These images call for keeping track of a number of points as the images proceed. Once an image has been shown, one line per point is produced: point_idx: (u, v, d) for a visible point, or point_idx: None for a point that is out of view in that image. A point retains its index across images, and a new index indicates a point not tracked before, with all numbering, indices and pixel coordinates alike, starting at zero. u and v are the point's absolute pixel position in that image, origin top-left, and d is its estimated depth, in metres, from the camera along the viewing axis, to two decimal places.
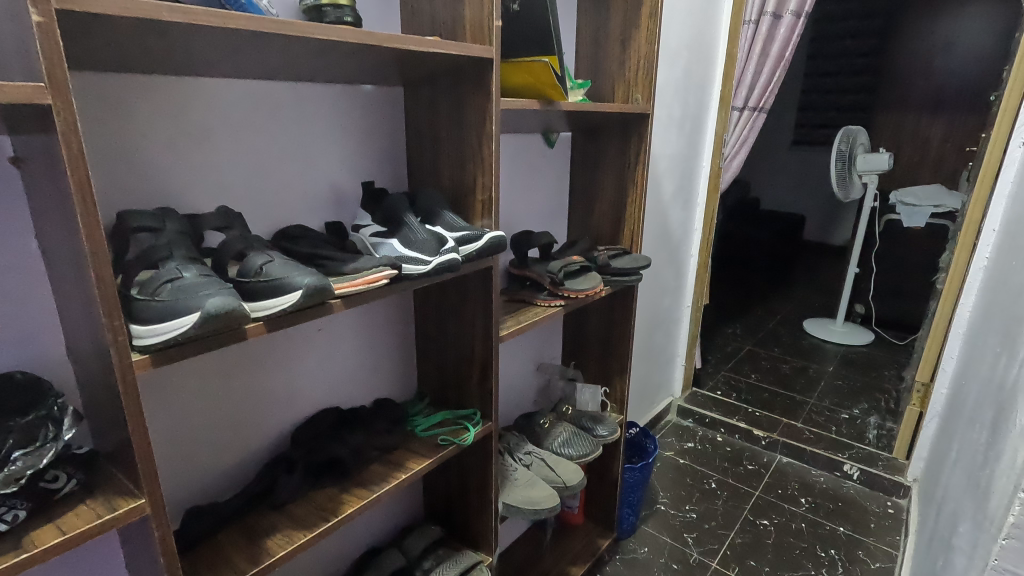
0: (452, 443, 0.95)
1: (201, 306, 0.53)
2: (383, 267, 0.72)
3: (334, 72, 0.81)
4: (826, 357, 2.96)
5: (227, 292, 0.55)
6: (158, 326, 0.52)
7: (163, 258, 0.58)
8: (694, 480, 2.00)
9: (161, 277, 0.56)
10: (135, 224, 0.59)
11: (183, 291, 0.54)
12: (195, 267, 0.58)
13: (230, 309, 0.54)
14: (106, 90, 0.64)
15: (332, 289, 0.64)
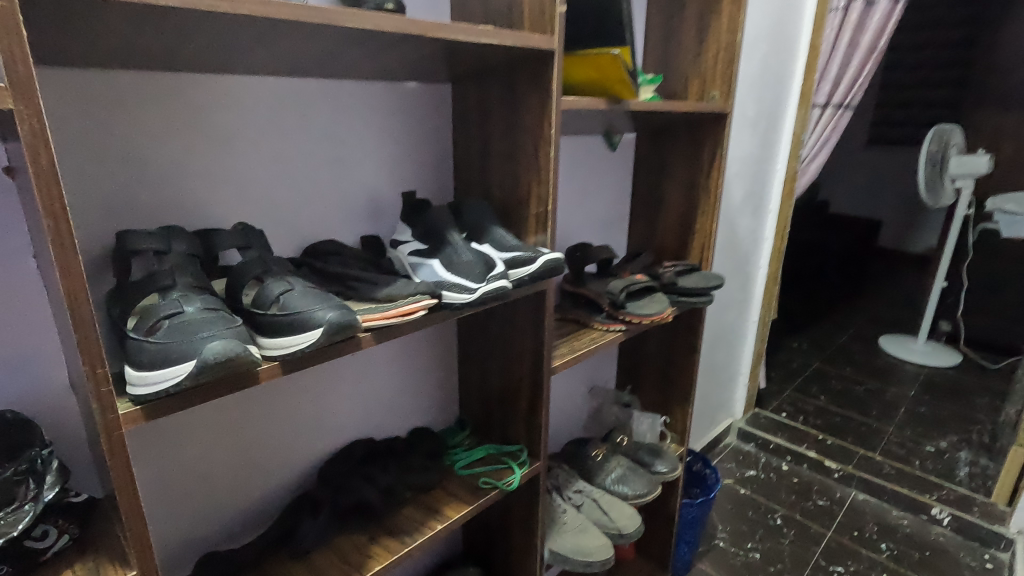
0: (495, 486, 0.84)
1: (200, 354, 0.44)
2: (421, 298, 0.62)
3: (374, 67, 0.71)
4: (905, 379, 2.68)
5: (234, 333, 0.46)
6: (147, 374, 0.44)
7: (164, 286, 0.49)
8: (757, 515, 1.83)
9: (159, 310, 0.47)
10: (135, 246, 0.51)
11: (181, 331, 0.45)
12: (199, 299, 0.49)
13: (234, 356, 0.45)
14: (114, 90, 0.57)
15: (359, 324, 0.54)
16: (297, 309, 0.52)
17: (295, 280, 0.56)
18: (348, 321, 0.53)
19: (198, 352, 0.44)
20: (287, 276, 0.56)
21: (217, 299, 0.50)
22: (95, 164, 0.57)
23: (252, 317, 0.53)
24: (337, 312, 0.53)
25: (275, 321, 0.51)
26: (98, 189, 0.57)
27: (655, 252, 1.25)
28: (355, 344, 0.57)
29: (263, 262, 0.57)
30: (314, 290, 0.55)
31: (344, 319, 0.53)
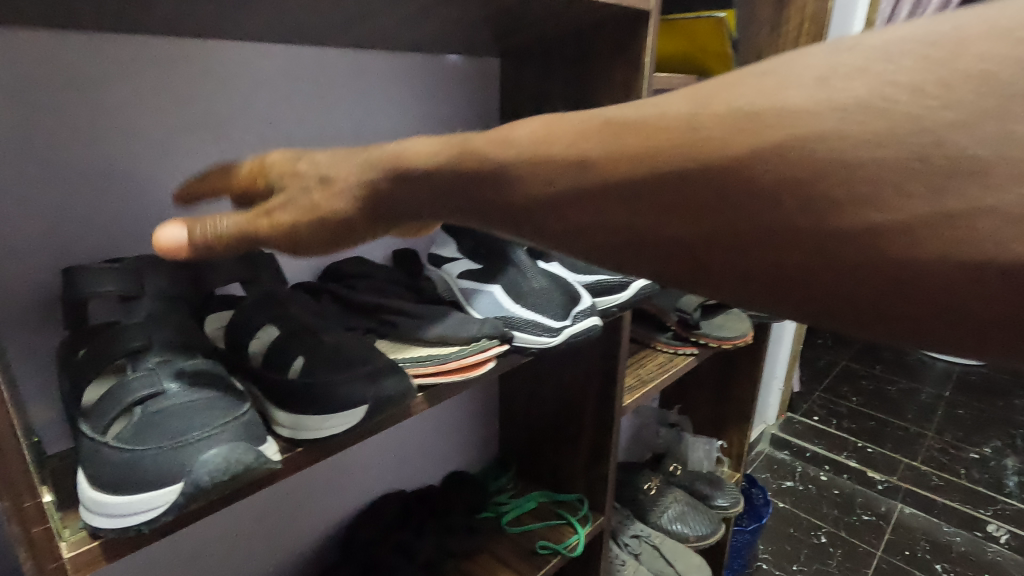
0: (554, 551, 0.69)
1: (190, 469, 0.28)
2: (489, 343, 0.46)
3: (414, 34, 0.55)
4: (938, 378, 2.55)
5: (238, 425, 0.31)
6: (105, 499, 0.28)
7: (129, 349, 0.33)
8: (800, 532, 1.69)
9: (121, 390, 0.31)
10: (88, 290, 0.35)
11: (159, 426, 0.30)
12: (185, 368, 0.33)
13: (243, 469, 0.29)
14: (72, 62, 0.41)
15: (411, 390, 0.39)
16: (327, 372, 0.36)
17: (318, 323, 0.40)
18: (397, 387, 0.38)
19: (184, 466, 0.29)
20: (306, 317, 0.40)
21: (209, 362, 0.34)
22: (43, 169, 0.41)
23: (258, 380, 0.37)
24: (384, 375, 0.38)
25: (294, 392, 0.35)
26: (48, 201, 0.41)
27: None
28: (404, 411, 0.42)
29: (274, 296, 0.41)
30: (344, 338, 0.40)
31: (393, 385, 0.38)
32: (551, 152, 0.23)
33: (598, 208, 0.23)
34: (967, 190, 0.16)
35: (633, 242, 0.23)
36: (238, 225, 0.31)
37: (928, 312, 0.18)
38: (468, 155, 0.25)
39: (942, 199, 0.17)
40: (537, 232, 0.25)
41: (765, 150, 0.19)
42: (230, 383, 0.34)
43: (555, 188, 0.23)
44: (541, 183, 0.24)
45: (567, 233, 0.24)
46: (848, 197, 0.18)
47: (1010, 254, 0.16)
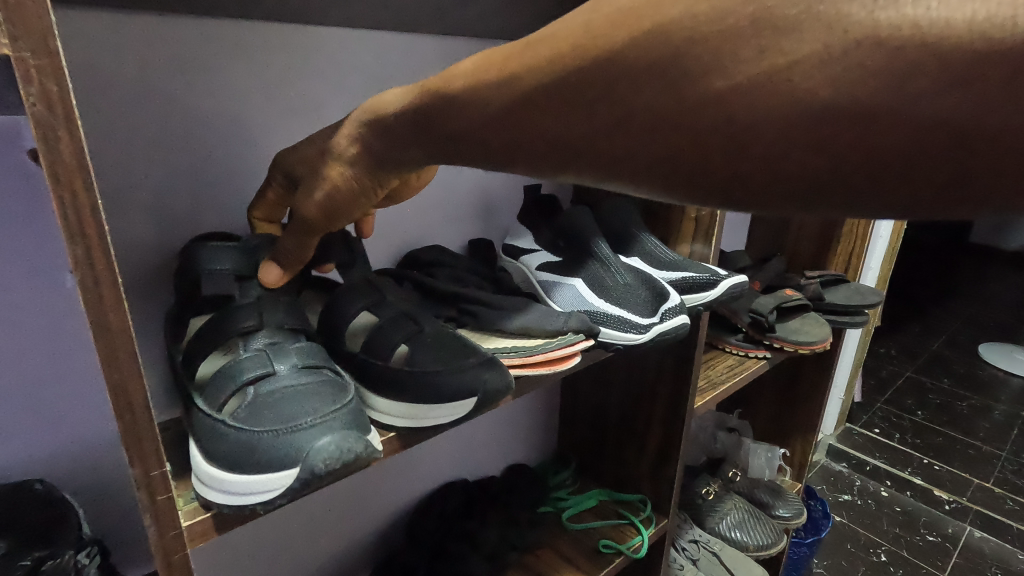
0: (618, 551, 0.68)
1: (314, 448, 0.29)
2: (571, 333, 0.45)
3: (505, 22, 0.54)
4: (1014, 395, 2.39)
5: (350, 411, 0.31)
6: (226, 480, 0.29)
7: (241, 329, 0.34)
8: (858, 549, 1.62)
9: (237, 369, 0.32)
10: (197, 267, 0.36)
11: (279, 405, 0.31)
12: (294, 354, 0.33)
13: (353, 457, 0.29)
14: (180, 48, 0.42)
15: (511, 385, 0.38)
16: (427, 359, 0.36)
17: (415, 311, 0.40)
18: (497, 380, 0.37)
19: (299, 453, 0.29)
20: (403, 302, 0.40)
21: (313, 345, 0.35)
22: (155, 148, 0.42)
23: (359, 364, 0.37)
24: (485, 366, 0.37)
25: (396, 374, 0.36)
26: (159, 180, 0.43)
27: (785, 255, 1.05)
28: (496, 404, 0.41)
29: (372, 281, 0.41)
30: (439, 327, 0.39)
31: (495, 377, 0.37)
32: (489, 84, 0.28)
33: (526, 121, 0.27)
34: (776, 45, 0.21)
35: (555, 143, 0.27)
36: (292, 233, 0.36)
37: (770, 167, 0.23)
38: (425, 94, 0.31)
39: (759, 62, 0.21)
40: (484, 151, 0.30)
41: (623, 49, 0.23)
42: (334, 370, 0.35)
43: (486, 110, 0.28)
44: (477, 104, 0.28)
45: (504, 149, 0.29)
46: (695, 71, 0.22)
47: (822, 97, 0.21)
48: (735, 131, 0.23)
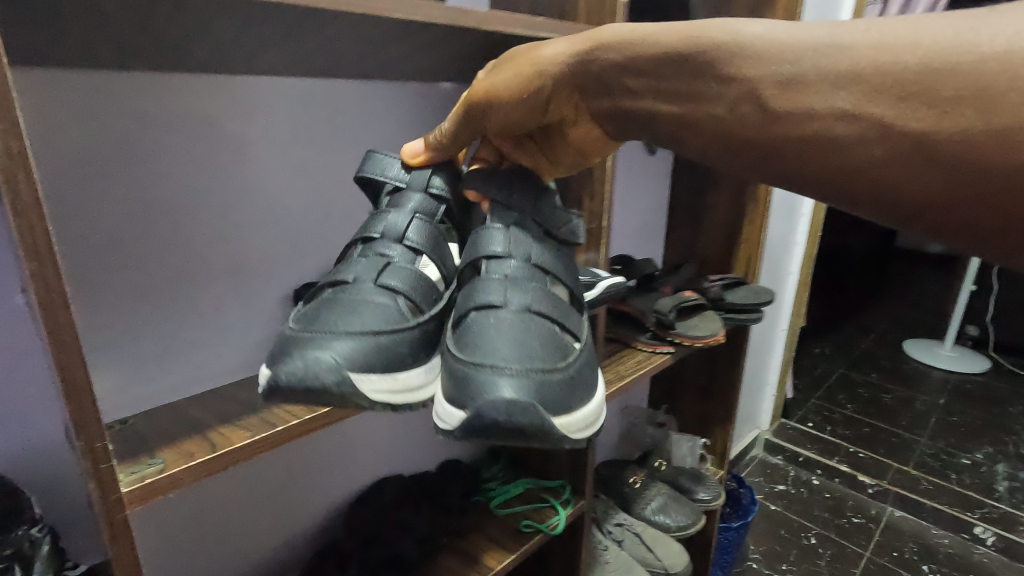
0: (538, 530, 0.75)
1: (296, 353, 0.42)
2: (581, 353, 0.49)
3: (411, 68, 0.63)
4: (934, 386, 2.58)
5: (356, 340, 0.44)
6: (270, 362, 0.44)
7: (372, 235, 0.51)
8: (791, 533, 1.74)
9: (345, 276, 0.49)
10: (371, 171, 0.55)
11: (333, 307, 0.46)
12: (370, 286, 0.48)
13: (317, 378, 0.41)
14: (116, 97, 0.48)
15: (513, 422, 0.42)
16: (477, 355, 0.45)
17: (515, 300, 0.49)
18: (491, 409, 0.42)
19: (309, 353, 0.42)
20: (515, 284, 0.50)
21: (402, 272, 0.49)
22: (100, 182, 0.49)
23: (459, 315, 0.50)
24: (498, 391, 0.42)
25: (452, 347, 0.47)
26: (101, 210, 0.49)
27: (697, 261, 1.16)
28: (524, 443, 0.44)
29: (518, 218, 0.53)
30: (520, 336, 0.47)
31: (486, 405, 0.42)
32: (799, 62, 0.38)
33: (826, 115, 0.37)
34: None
35: (824, 146, 0.38)
36: (455, 120, 0.53)
37: (900, 193, 0.37)
38: (705, 59, 0.42)
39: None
40: (737, 103, 0.41)
41: (957, 90, 0.33)
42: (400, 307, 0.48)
43: (777, 76, 0.39)
44: (768, 73, 0.39)
45: (767, 103, 0.40)
46: (976, 127, 0.33)
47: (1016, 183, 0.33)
48: (926, 182, 0.36)
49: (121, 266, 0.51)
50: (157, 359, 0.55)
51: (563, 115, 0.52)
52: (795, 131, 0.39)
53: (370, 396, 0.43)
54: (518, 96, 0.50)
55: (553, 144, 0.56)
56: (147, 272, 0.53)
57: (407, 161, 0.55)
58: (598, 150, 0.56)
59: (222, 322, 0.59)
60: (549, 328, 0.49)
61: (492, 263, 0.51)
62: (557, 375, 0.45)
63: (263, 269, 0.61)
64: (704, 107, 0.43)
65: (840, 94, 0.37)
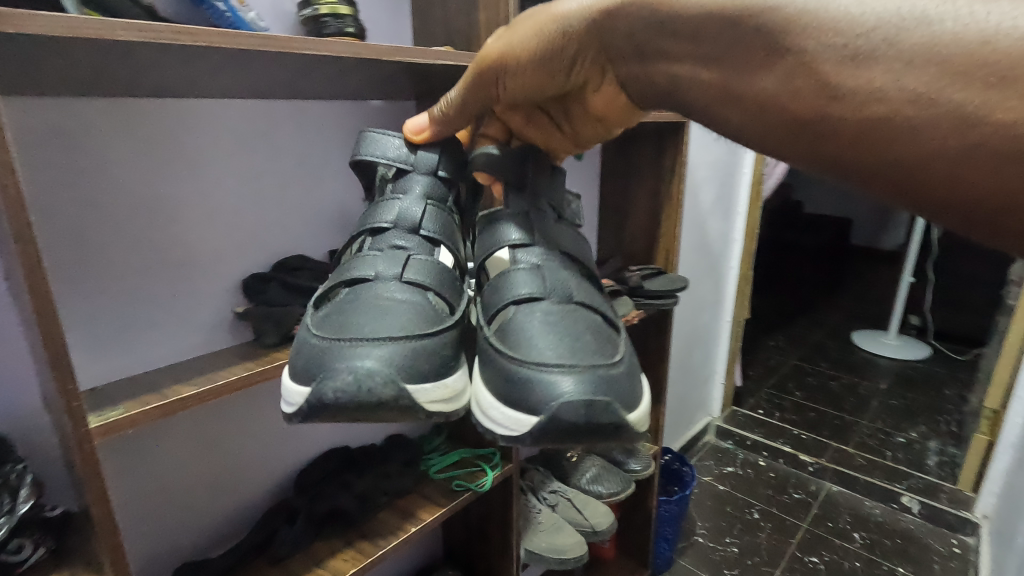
0: (468, 489, 0.86)
1: (335, 367, 0.42)
2: (624, 336, 0.52)
3: (340, 89, 0.73)
4: (878, 371, 2.74)
5: (397, 347, 0.44)
6: (300, 372, 0.45)
7: (383, 224, 0.53)
8: (736, 510, 1.86)
9: (364, 275, 0.50)
10: (369, 153, 0.57)
11: (361, 310, 0.47)
12: (396, 288, 0.49)
13: (359, 391, 0.41)
14: (82, 118, 0.58)
15: (580, 420, 0.43)
16: (533, 355, 0.46)
17: (552, 290, 0.51)
18: (570, 409, 0.42)
19: (347, 363, 0.43)
20: (547, 276, 0.52)
21: (424, 265, 0.51)
22: (69, 189, 0.58)
23: (493, 312, 0.52)
24: (570, 388, 0.43)
25: (497, 346, 0.48)
26: (72, 215, 0.59)
27: (624, 255, 1.28)
28: (601, 441, 0.45)
29: (534, 202, 0.57)
30: (570, 328, 0.48)
31: (565, 406, 0.42)
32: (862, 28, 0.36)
33: (891, 95, 0.36)
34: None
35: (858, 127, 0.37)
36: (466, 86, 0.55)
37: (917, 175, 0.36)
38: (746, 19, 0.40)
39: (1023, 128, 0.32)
40: (790, 65, 0.39)
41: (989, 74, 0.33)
42: (424, 309, 0.49)
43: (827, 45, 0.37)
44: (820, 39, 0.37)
45: (813, 70, 0.38)
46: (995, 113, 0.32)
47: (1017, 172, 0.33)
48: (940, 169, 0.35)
49: (88, 259, 0.60)
50: (121, 340, 0.64)
51: (586, 77, 0.54)
52: (853, 113, 0.37)
53: (427, 406, 0.44)
54: (541, 58, 0.52)
55: (573, 109, 0.59)
56: (105, 266, 0.62)
57: (410, 138, 0.58)
58: (618, 114, 0.59)
59: (174, 309, 0.68)
60: (591, 317, 0.51)
61: (521, 252, 0.54)
62: (618, 365, 0.46)
63: (214, 264, 0.71)
64: (755, 75, 0.41)
65: (911, 72, 0.35)
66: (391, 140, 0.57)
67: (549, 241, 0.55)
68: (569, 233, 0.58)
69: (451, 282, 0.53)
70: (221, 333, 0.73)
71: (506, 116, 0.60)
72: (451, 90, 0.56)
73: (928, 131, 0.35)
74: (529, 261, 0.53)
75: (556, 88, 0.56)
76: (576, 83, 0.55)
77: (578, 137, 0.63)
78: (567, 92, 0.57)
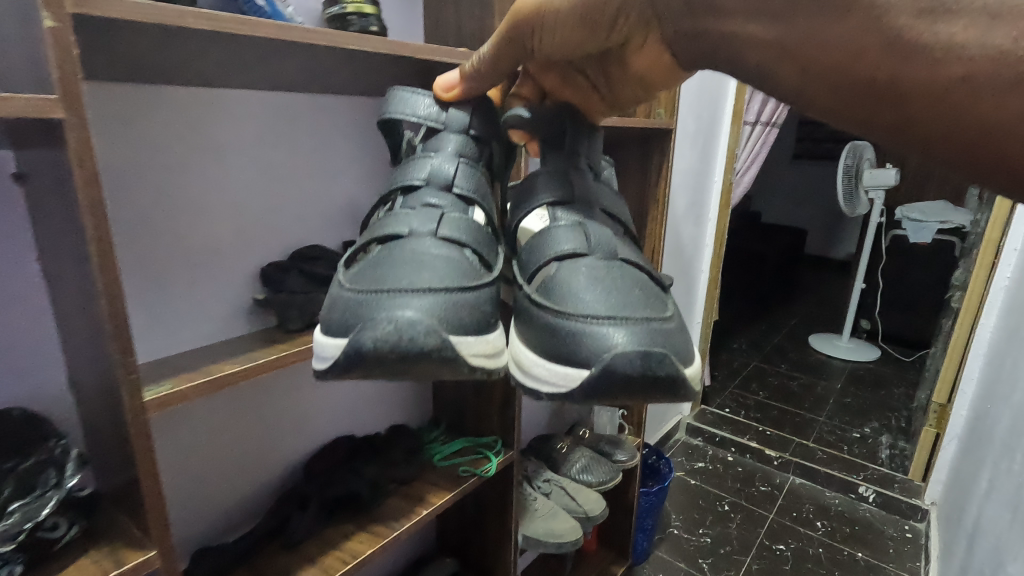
0: (473, 474, 0.88)
1: (378, 318, 0.45)
2: (665, 293, 0.55)
3: (359, 85, 0.76)
4: (833, 371, 2.89)
5: (441, 300, 0.47)
6: (338, 324, 0.47)
7: (416, 181, 0.56)
8: (707, 503, 1.95)
9: (398, 231, 0.53)
10: (396, 111, 0.60)
11: (400, 265, 0.49)
12: (433, 243, 0.52)
13: (400, 339, 0.44)
14: (122, 103, 0.59)
15: (632, 371, 0.45)
16: (581, 310, 0.49)
17: (593, 246, 0.54)
18: (623, 361, 0.45)
19: (389, 314, 0.45)
20: (586, 237, 0.55)
21: (458, 223, 0.54)
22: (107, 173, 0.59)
23: (535, 268, 0.55)
24: (621, 341, 0.46)
25: (543, 303, 0.51)
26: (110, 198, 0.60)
27: None
28: (649, 393, 0.48)
29: (570, 160, 0.60)
30: (615, 283, 0.51)
31: (619, 359, 0.45)
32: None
33: (973, 52, 0.37)
34: None
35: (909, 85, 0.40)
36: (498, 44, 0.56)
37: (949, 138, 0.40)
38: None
39: None
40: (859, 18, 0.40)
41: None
42: (459, 265, 0.51)
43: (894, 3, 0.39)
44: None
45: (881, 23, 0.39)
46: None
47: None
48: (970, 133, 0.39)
49: (122, 242, 0.61)
50: (147, 324, 0.65)
51: (629, 34, 0.54)
52: (934, 76, 0.38)
53: (472, 361, 0.47)
54: (580, 13, 0.53)
55: (615, 69, 0.60)
56: (130, 251, 0.62)
57: (440, 95, 0.61)
58: (664, 75, 0.58)
59: (195, 297, 0.69)
60: (633, 272, 0.54)
61: (558, 210, 0.57)
62: (664, 321, 0.50)
63: (234, 250, 0.72)
64: (825, 26, 0.42)
65: (995, 31, 0.36)
66: (422, 100, 0.60)
67: (582, 199, 0.58)
68: (598, 189, 0.61)
69: (483, 239, 0.56)
70: (239, 319, 0.73)
71: (542, 73, 0.63)
72: (485, 46, 0.57)
73: (986, 87, 0.37)
74: (569, 219, 0.56)
75: (595, 45, 0.56)
76: (617, 39, 0.55)
77: (616, 102, 0.64)
78: (609, 51, 0.58)
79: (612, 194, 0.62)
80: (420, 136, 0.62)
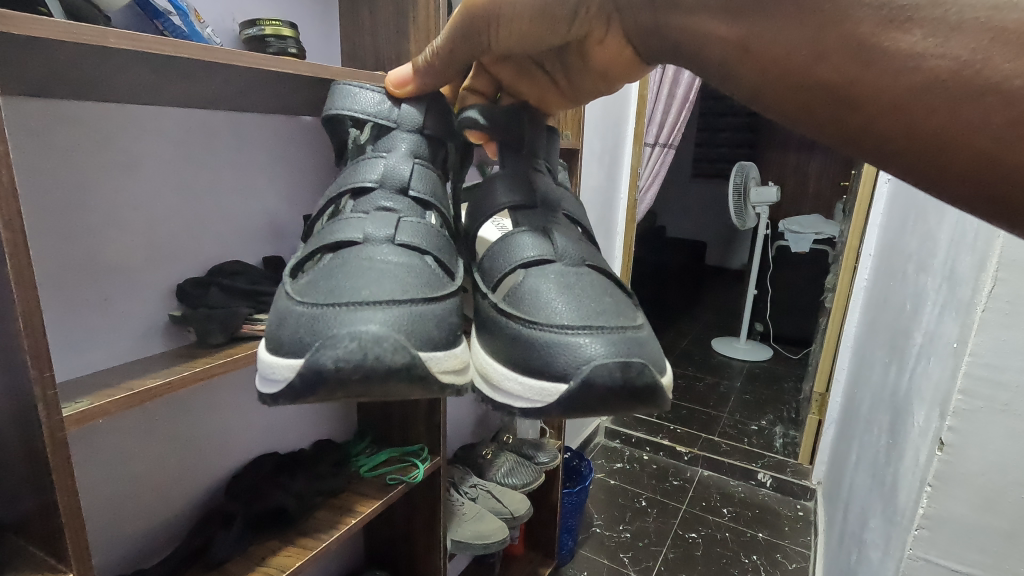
0: (401, 481, 0.90)
1: (339, 334, 0.43)
2: (634, 302, 0.57)
3: (277, 105, 0.78)
4: (733, 371, 3.14)
5: (404, 312, 0.46)
6: (289, 345, 0.45)
7: (370, 182, 0.56)
8: (626, 500, 2.06)
9: (353, 237, 0.52)
10: (343, 106, 0.60)
11: (356, 274, 0.48)
12: (389, 250, 0.51)
13: (360, 357, 0.42)
14: (38, 118, 0.59)
15: (612, 383, 0.46)
16: (554, 319, 0.50)
17: (560, 254, 0.56)
18: (604, 373, 0.46)
19: (350, 328, 0.44)
20: (550, 246, 0.56)
21: (414, 228, 0.54)
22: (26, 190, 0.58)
23: (502, 276, 0.55)
24: (599, 351, 0.47)
25: (513, 311, 0.51)
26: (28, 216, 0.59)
27: None
28: (631, 405, 0.49)
29: (529, 160, 0.63)
30: (585, 291, 0.53)
31: (597, 370, 0.46)
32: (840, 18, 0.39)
33: (933, 62, 0.36)
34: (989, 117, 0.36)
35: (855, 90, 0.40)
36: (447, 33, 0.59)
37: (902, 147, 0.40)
38: None
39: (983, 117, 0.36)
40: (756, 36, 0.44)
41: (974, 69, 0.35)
42: (417, 273, 0.50)
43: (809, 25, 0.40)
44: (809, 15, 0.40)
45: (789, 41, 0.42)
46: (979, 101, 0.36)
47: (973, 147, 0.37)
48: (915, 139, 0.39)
49: (40, 260, 0.60)
50: (61, 347, 0.63)
51: (590, 28, 0.56)
52: (897, 83, 0.38)
53: (441, 377, 0.46)
54: (542, 6, 0.55)
55: (576, 60, 0.63)
56: (39, 267, 0.60)
57: (390, 91, 0.61)
58: (622, 68, 0.61)
59: (108, 317, 0.67)
60: (601, 280, 0.56)
61: (520, 214, 0.60)
62: (636, 328, 0.51)
63: (149, 269, 0.71)
64: (693, 63, 0.50)
65: (956, 39, 0.35)
66: (368, 92, 0.61)
67: (543, 201, 0.61)
68: (558, 192, 0.64)
69: (442, 243, 0.56)
70: (155, 337, 0.72)
71: (496, 69, 0.67)
72: (438, 39, 0.60)
73: (943, 93, 0.37)
74: (533, 228, 0.58)
75: (557, 37, 0.58)
76: (579, 33, 0.57)
77: (575, 89, 0.68)
78: (570, 43, 0.60)
79: (570, 198, 0.65)
80: (366, 134, 0.62)
